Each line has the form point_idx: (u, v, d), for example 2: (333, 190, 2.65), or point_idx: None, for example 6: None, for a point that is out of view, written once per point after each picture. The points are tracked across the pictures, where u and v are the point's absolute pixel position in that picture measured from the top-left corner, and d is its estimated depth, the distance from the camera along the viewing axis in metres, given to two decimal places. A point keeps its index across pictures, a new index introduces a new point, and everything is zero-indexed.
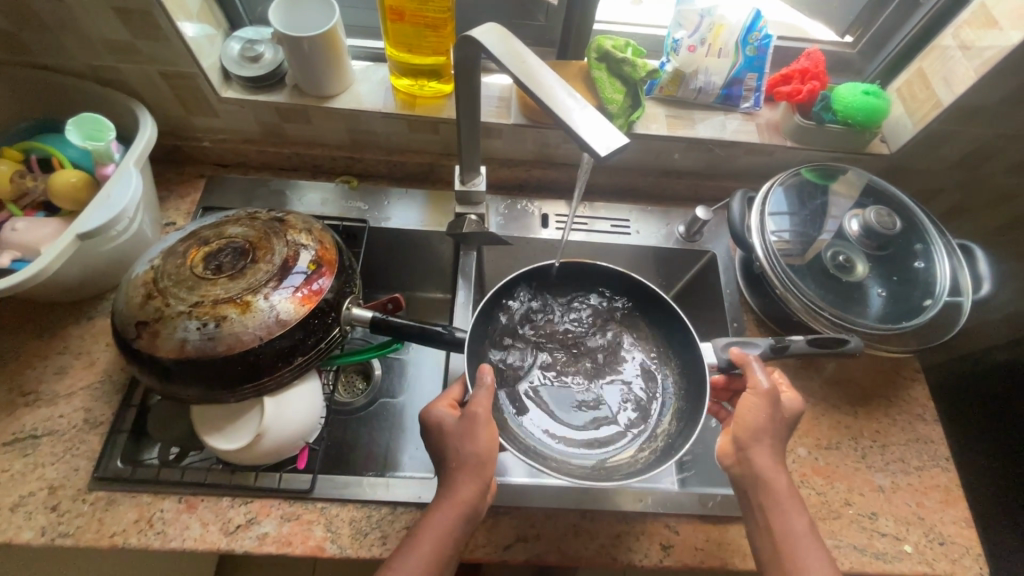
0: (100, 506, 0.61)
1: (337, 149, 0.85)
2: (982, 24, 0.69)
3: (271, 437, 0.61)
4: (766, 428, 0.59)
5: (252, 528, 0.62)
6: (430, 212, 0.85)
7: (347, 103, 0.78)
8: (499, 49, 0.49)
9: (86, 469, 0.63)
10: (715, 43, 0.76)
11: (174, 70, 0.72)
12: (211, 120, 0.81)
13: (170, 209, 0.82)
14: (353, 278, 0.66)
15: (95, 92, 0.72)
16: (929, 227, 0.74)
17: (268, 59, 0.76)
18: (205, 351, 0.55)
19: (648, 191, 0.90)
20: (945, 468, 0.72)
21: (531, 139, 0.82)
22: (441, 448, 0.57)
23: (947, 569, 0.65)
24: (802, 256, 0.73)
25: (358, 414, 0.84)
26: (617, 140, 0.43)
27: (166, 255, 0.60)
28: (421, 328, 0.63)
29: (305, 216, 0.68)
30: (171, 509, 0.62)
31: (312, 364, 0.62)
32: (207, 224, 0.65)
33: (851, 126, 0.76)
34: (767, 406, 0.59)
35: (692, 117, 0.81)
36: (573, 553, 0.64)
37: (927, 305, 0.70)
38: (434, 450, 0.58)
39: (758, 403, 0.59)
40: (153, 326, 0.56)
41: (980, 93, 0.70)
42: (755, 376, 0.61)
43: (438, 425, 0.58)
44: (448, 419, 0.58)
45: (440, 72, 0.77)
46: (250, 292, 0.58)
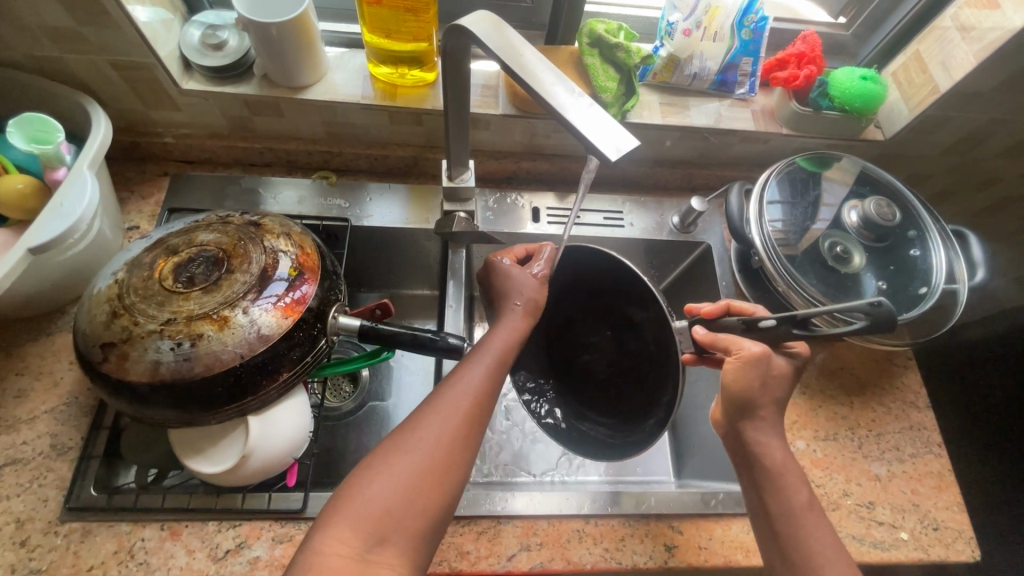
0: (74, 538, 0.57)
1: (313, 144, 0.80)
2: (983, 6, 0.67)
3: (257, 457, 0.57)
4: (752, 387, 0.57)
5: (242, 552, 0.59)
6: (415, 208, 0.81)
7: (322, 94, 0.73)
8: (493, 39, 0.45)
9: (56, 500, 0.59)
10: (711, 26, 0.73)
11: (128, 61, 0.65)
12: (173, 114, 0.75)
13: (132, 212, 0.76)
14: (338, 284, 0.62)
15: (39, 86, 0.65)
16: (923, 214, 0.74)
17: (233, 47, 0.70)
18: (181, 373, 0.51)
19: (641, 182, 0.88)
20: (937, 454, 0.73)
21: (520, 129, 0.79)
22: (499, 290, 0.62)
23: (941, 554, 0.66)
24: (799, 246, 0.72)
25: (347, 419, 0.81)
26: (626, 142, 0.40)
27: (131, 267, 0.55)
28: (411, 335, 0.60)
29: (282, 218, 0.63)
30: (153, 537, 0.58)
31: (299, 379, 0.58)
32: (174, 230, 0.59)
33: (849, 112, 0.74)
34: (757, 369, 0.58)
35: (685, 104, 0.79)
36: (577, 560, 0.62)
37: (924, 294, 0.69)
38: (492, 293, 0.63)
39: (743, 367, 0.57)
40: (121, 348, 0.51)
41: (979, 78, 0.69)
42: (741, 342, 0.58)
43: (502, 274, 0.63)
44: (511, 268, 0.63)
45: (422, 60, 0.72)
46: (227, 306, 0.53)
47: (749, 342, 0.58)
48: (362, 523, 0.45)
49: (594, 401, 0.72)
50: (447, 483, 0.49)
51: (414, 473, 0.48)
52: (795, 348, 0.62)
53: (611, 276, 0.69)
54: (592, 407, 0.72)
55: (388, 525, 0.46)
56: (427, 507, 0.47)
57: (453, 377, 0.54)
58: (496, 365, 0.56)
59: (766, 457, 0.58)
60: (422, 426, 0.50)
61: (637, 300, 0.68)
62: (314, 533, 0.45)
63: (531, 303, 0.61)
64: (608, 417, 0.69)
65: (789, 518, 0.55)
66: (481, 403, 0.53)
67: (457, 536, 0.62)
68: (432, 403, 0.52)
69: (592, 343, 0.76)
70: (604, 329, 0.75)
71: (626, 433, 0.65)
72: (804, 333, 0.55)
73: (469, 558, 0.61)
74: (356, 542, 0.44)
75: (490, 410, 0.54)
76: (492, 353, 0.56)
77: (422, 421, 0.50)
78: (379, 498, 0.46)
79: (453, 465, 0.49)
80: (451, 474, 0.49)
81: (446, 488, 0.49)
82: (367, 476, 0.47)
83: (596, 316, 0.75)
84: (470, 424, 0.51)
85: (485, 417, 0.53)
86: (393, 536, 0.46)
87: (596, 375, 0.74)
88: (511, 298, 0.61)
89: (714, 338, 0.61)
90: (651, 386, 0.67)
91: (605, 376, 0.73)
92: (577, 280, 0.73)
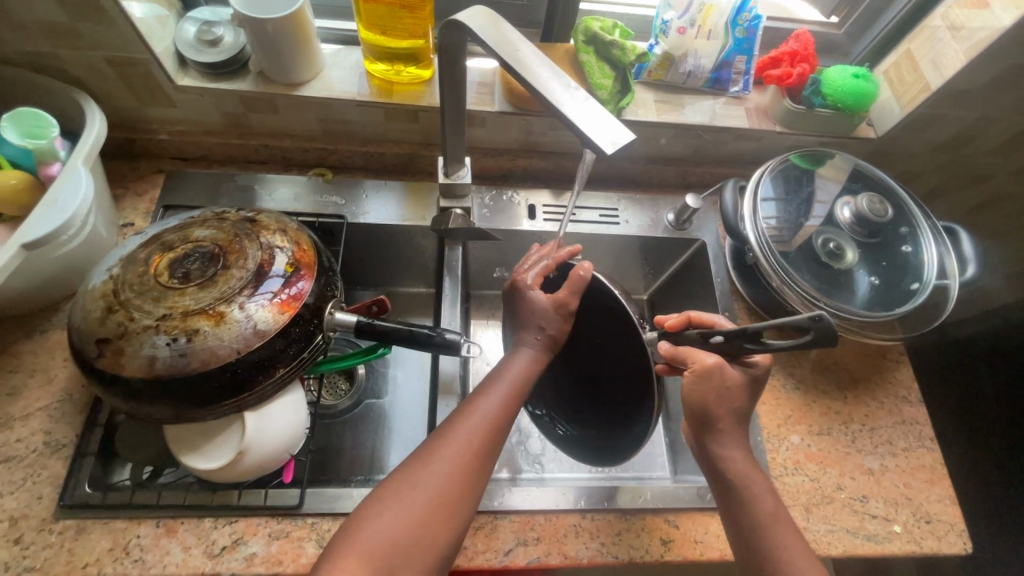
0: (69, 536, 0.57)
1: (309, 141, 0.81)
2: (972, 5, 0.68)
3: (253, 454, 0.57)
4: (708, 397, 0.57)
5: (238, 549, 0.59)
6: (410, 206, 0.81)
7: (318, 91, 0.73)
8: (489, 35, 0.46)
9: (51, 497, 0.59)
10: (705, 24, 0.74)
11: (124, 57, 0.65)
12: (168, 111, 0.74)
13: (127, 209, 0.75)
14: (334, 280, 0.62)
15: (33, 82, 0.65)
16: (914, 211, 0.74)
17: (228, 43, 0.70)
18: (177, 368, 0.51)
19: (636, 179, 0.89)
20: (930, 448, 0.73)
21: (516, 127, 0.79)
22: (518, 314, 0.63)
23: (932, 546, 0.67)
24: (793, 242, 0.72)
25: (343, 416, 0.81)
26: (622, 136, 0.41)
27: (126, 263, 0.55)
28: (407, 331, 0.60)
29: (278, 214, 0.63)
30: (149, 534, 0.58)
31: (296, 374, 0.58)
32: (169, 227, 0.59)
33: (841, 110, 0.75)
34: (712, 378, 0.57)
35: (680, 102, 0.79)
36: (574, 554, 0.62)
37: (916, 289, 0.70)
38: (513, 313, 0.63)
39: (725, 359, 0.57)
40: (117, 344, 0.51)
41: (969, 76, 0.69)
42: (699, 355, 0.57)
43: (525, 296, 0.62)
44: (535, 293, 0.62)
45: (419, 56, 0.72)
46: (223, 302, 0.53)
47: (704, 353, 0.57)
48: (370, 554, 0.46)
49: (582, 408, 0.70)
50: (455, 516, 0.50)
51: (423, 505, 0.48)
52: (755, 360, 0.61)
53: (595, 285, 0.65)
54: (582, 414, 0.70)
55: (395, 557, 0.46)
56: (435, 539, 0.48)
57: (466, 411, 0.55)
58: (508, 399, 0.57)
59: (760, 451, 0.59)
60: (432, 459, 0.51)
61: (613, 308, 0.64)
62: (323, 562, 0.46)
63: (550, 338, 0.61)
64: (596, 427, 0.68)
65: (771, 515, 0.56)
66: (491, 438, 0.54)
67: None
68: (443, 436, 0.53)
69: (579, 352, 0.70)
70: (594, 338, 0.68)
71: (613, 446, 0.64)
72: (756, 348, 0.52)
73: (465, 554, 0.61)
74: (364, 574, 0.45)
75: (499, 444, 0.55)
76: (505, 385, 0.57)
77: (433, 454, 0.51)
78: (388, 530, 0.47)
79: (462, 499, 0.50)
80: (459, 507, 0.50)
81: (454, 521, 0.50)
82: (377, 507, 0.48)
83: (578, 323, 0.70)
84: (479, 458, 0.52)
85: (496, 448, 0.54)
86: (400, 568, 0.46)
87: (583, 383, 0.70)
88: (533, 328, 0.61)
89: (675, 350, 0.59)
90: (635, 394, 0.63)
91: (592, 384, 0.69)
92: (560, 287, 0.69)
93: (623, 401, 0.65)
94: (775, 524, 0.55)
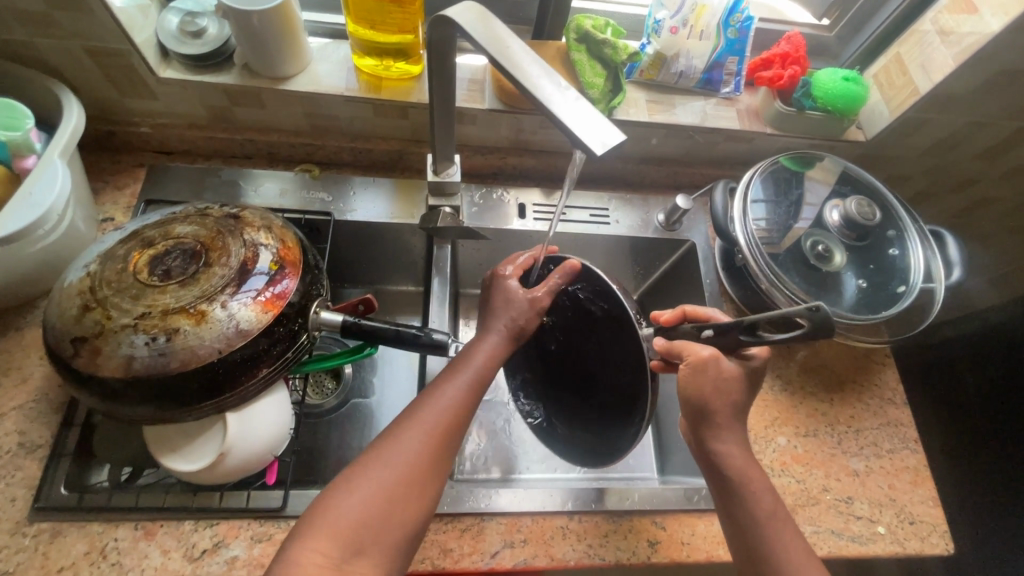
0: (44, 539, 0.55)
1: (296, 136, 0.79)
2: (962, 11, 0.68)
3: (236, 455, 0.56)
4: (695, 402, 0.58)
5: (219, 552, 0.58)
6: (399, 203, 0.80)
7: (304, 85, 0.71)
8: (478, 31, 0.45)
9: (25, 499, 0.57)
10: (697, 24, 0.73)
11: (104, 47, 0.64)
12: (150, 103, 0.73)
13: (107, 203, 0.73)
14: (320, 278, 0.61)
15: (7, 72, 0.63)
16: (903, 215, 0.75)
17: (213, 35, 0.69)
18: (155, 368, 0.49)
19: (628, 179, 0.88)
20: (913, 449, 0.74)
21: (507, 124, 0.78)
22: (490, 307, 0.62)
23: (916, 547, 0.67)
24: (782, 245, 0.72)
25: (329, 416, 0.80)
26: (612, 136, 0.40)
27: (104, 259, 0.53)
28: (395, 331, 0.59)
29: (262, 211, 0.62)
30: (127, 537, 0.57)
31: (280, 375, 0.57)
32: (150, 222, 0.58)
33: (831, 113, 0.76)
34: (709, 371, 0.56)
35: (671, 102, 0.79)
36: (561, 556, 0.62)
37: (902, 293, 0.70)
38: (484, 307, 0.63)
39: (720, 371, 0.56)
40: (94, 343, 0.49)
41: (957, 81, 0.70)
42: (698, 347, 0.57)
43: (501, 289, 0.62)
44: (510, 285, 0.62)
45: (407, 52, 0.71)
46: (204, 301, 0.51)
47: (700, 346, 0.57)
48: (339, 534, 0.45)
49: (577, 409, 0.69)
50: (424, 497, 0.49)
51: (391, 484, 0.48)
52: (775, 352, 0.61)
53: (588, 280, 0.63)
54: (575, 415, 0.69)
55: (364, 537, 0.46)
56: (404, 520, 0.48)
57: (429, 392, 0.54)
58: (475, 380, 0.56)
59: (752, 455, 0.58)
60: (400, 439, 0.50)
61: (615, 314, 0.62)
62: (291, 544, 0.45)
63: (516, 326, 0.61)
64: (590, 429, 0.66)
65: (761, 515, 0.55)
66: (458, 418, 0.53)
67: (440, 533, 0.61)
68: (410, 416, 0.52)
69: (575, 358, 0.69)
70: (588, 340, 0.66)
71: (607, 445, 0.63)
72: (751, 339, 0.52)
73: (451, 556, 0.60)
74: (333, 553, 0.44)
75: (465, 424, 0.54)
76: (469, 371, 0.56)
77: (401, 432, 0.51)
78: (358, 509, 0.46)
79: (429, 479, 0.50)
80: (428, 486, 0.50)
81: (423, 501, 0.49)
82: (344, 487, 0.47)
83: (579, 328, 0.67)
84: (446, 438, 0.52)
85: (462, 429, 0.54)
86: (370, 547, 0.46)
87: (579, 386, 0.68)
88: (503, 318, 0.61)
89: (670, 345, 0.58)
90: (627, 397, 0.61)
91: (586, 390, 0.67)
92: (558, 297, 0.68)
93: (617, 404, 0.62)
94: (778, 523, 0.55)
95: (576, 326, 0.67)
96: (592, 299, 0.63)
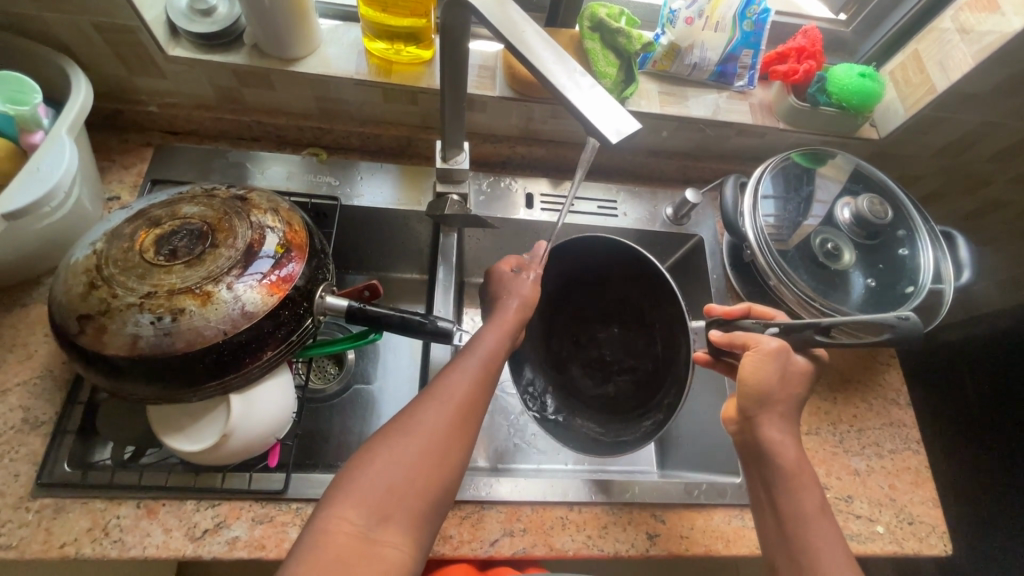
0: (47, 515, 0.56)
1: (303, 119, 0.78)
2: (983, 9, 0.67)
3: (238, 436, 0.56)
4: None
5: (220, 532, 0.58)
6: (406, 190, 0.79)
7: (314, 67, 0.71)
8: (494, 15, 0.44)
9: (28, 475, 0.57)
10: (713, 15, 0.72)
11: (113, 24, 0.63)
12: (158, 82, 0.72)
13: (113, 182, 0.73)
14: (326, 263, 0.60)
15: (14, 45, 0.62)
16: (914, 215, 0.74)
17: (223, 14, 0.68)
18: (161, 348, 0.49)
19: (636, 171, 0.88)
20: (915, 450, 0.74)
21: (517, 112, 0.78)
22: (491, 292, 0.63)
23: (913, 547, 0.67)
24: (791, 241, 0.72)
25: (332, 401, 0.80)
26: (627, 125, 0.40)
27: (110, 238, 0.53)
28: (399, 318, 0.59)
29: (270, 193, 0.61)
30: (129, 515, 0.57)
31: (284, 358, 0.57)
32: (157, 201, 0.57)
33: (845, 109, 0.75)
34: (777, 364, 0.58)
35: (684, 94, 0.78)
36: (560, 546, 0.62)
37: (910, 293, 0.70)
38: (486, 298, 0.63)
39: (760, 362, 0.58)
40: (99, 321, 0.49)
41: (974, 80, 0.69)
42: (759, 339, 0.59)
43: (495, 279, 0.63)
44: (505, 273, 0.63)
45: (419, 36, 0.70)
46: (210, 281, 0.51)
47: (765, 339, 0.59)
48: (365, 500, 0.45)
49: (585, 395, 0.73)
50: (448, 469, 0.49)
51: (416, 454, 0.48)
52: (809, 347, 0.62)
53: (631, 265, 0.71)
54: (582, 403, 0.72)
55: (391, 504, 0.45)
56: (430, 489, 0.47)
57: (448, 367, 0.54)
58: (489, 359, 0.55)
59: (760, 439, 0.58)
60: (422, 411, 0.50)
61: (652, 284, 0.71)
62: (319, 511, 0.45)
63: (524, 302, 0.61)
64: (600, 418, 0.71)
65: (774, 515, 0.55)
66: (475, 395, 0.52)
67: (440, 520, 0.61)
68: (431, 390, 0.52)
69: (592, 340, 0.77)
70: (612, 327, 0.76)
71: (618, 435, 0.67)
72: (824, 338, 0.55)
73: (451, 543, 0.60)
74: (359, 520, 0.44)
75: (483, 405, 0.53)
76: (481, 355, 0.55)
77: (422, 405, 0.51)
78: (383, 478, 0.46)
79: (452, 451, 0.49)
80: (450, 458, 0.49)
81: (446, 473, 0.49)
82: (369, 457, 0.47)
83: (604, 319, 0.77)
84: (466, 413, 0.51)
85: (480, 408, 0.53)
86: (397, 515, 0.45)
87: (589, 373, 0.75)
88: (505, 296, 0.61)
89: (731, 337, 0.61)
90: (653, 384, 0.70)
91: (601, 375, 0.74)
92: (581, 280, 0.76)
93: (634, 394, 0.71)
94: (811, 513, 0.54)
95: (608, 316, 0.77)
96: (629, 289, 0.74)
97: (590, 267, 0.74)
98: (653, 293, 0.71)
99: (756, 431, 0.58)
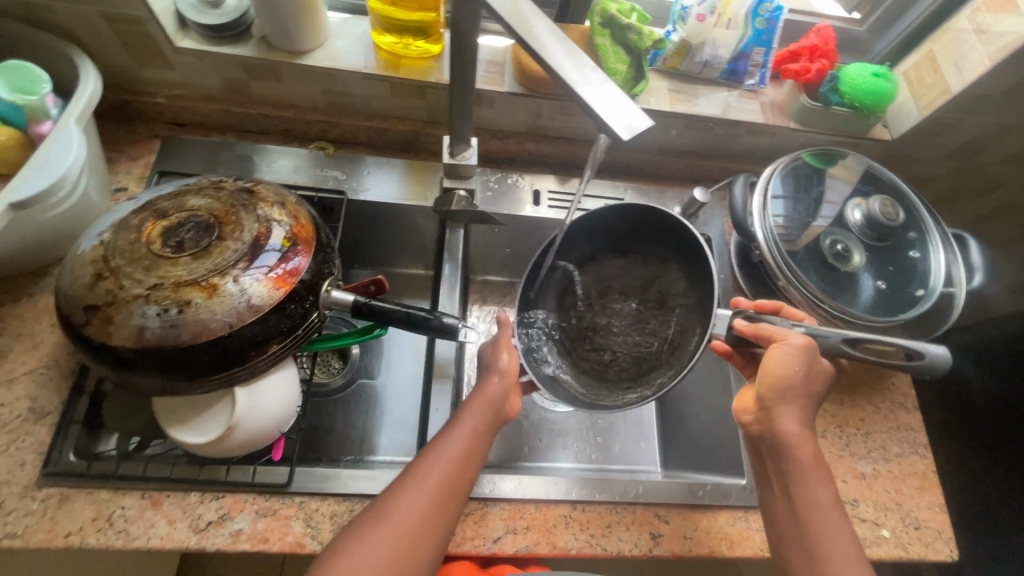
0: (52, 504, 0.56)
1: (311, 112, 0.78)
2: (1000, 9, 0.66)
3: (243, 430, 0.56)
4: None
5: (224, 525, 0.58)
6: (412, 185, 0.79)
7: (322, 60, 0.70)
8: (505, 8, 0.44)
9: (34, 464, 0.57)
10: (725, 12, 0.71)
11: (122, 14, 0.63)
12: (165, 73, 0.72)
13: (120, 173, 0.73)
14: (332, 257, 0.60)
15: (24, 35, 0.62)
16: (925, 217, 0.73)
17: (231, 6, 0.68)
18: (167, 340, 0.49)
19: (645, 169, 0.87)
20: (922, 455, 0.73)
21: (525, 109, 0.77)
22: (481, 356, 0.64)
23: (919, 552, 0.67)
24: (800, 242, 0.71)
25: (336, 396, 0.80)
26: (639, 121, 0.39)
27: (118, 229, 0.53)
28: (405, 314, 0.59)
29: (276, 186, 0.61)
30: (133, 506, 0.57)
31: (290, 352, 0.57)
32: (164, 194, 0.57)
33: (857, 109, 0.74)
34: (804, 361, 0.55)
35: (694, 92, 0.77)
36: (563, 545, 0.62)
37: (920, 296, 0.69)
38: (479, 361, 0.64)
39: (786, 357, 0.55)
40: (106, 312, 0.49)
41: (990, 81, 0.68)
42: (787, 332, 0.56)
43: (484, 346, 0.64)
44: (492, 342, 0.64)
45: (428, 31, 0.69)
46: (216, 274, 0.51)
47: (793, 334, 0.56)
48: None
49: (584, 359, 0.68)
50: (425, 549, 0.51)
51: (396, 535, 0.50)
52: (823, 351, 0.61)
53: (663, 232, 0.67)
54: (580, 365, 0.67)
55: None
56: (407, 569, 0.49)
57: (434, 446, 0.56)
58: (472, 439, 0.57)
59: (767, 440, 0.57)
60: (406, 493, 0.52)
61: (684, 254, 0.66)
62: None
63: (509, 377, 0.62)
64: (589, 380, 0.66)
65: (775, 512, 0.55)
66: (457, 476, 0.54)
67: None
68: (416, 471, 0.54)
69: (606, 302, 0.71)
70: (630, 301, 0.70)
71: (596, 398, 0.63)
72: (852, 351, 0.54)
73: (454, 540, 0.60)
74: None
75: (466, 488, 0.56)
76: (464, 436, 0.57)
77: (406, 487, 0.53)
78: (363, 561, 0.48)
79: (430, 532, 0.51)
80: (429, 539, 0.51)
81: (424, 552, 0.50)
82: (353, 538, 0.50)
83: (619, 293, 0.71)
84: (446, 494, 0.53)
85: (462, 491, 0.55)
86: None
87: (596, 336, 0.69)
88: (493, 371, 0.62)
89: (756, 329, 0.58)
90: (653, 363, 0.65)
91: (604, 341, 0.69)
92: (613, 243, 0.71)
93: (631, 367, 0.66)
94: (816, 515, 0.54)
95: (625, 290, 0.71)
96: (653, 262, 0.69)
97: (621, 231, 0.69)
98: (683, 264, 0.66)
99: (762, 432, 0.58)
